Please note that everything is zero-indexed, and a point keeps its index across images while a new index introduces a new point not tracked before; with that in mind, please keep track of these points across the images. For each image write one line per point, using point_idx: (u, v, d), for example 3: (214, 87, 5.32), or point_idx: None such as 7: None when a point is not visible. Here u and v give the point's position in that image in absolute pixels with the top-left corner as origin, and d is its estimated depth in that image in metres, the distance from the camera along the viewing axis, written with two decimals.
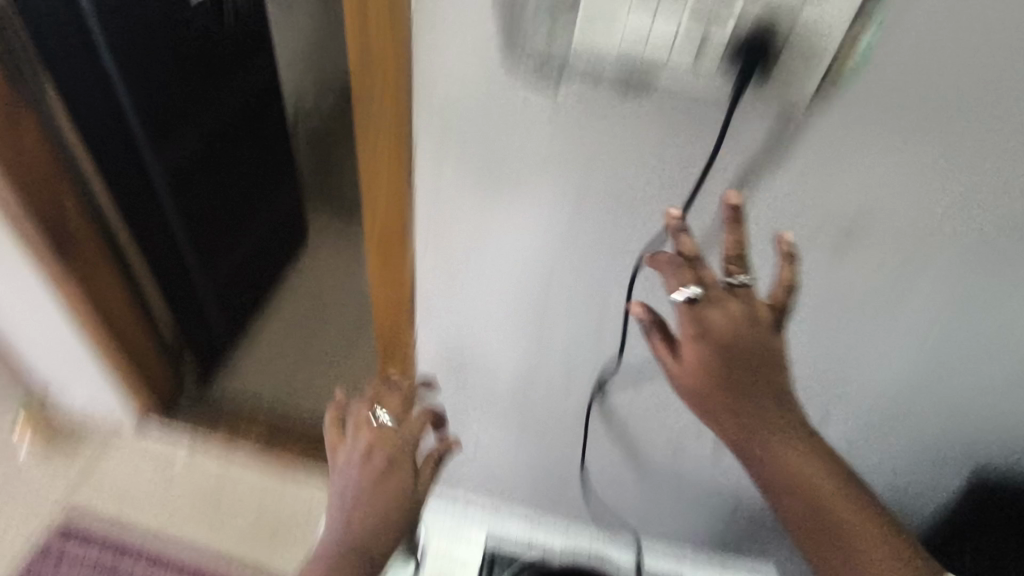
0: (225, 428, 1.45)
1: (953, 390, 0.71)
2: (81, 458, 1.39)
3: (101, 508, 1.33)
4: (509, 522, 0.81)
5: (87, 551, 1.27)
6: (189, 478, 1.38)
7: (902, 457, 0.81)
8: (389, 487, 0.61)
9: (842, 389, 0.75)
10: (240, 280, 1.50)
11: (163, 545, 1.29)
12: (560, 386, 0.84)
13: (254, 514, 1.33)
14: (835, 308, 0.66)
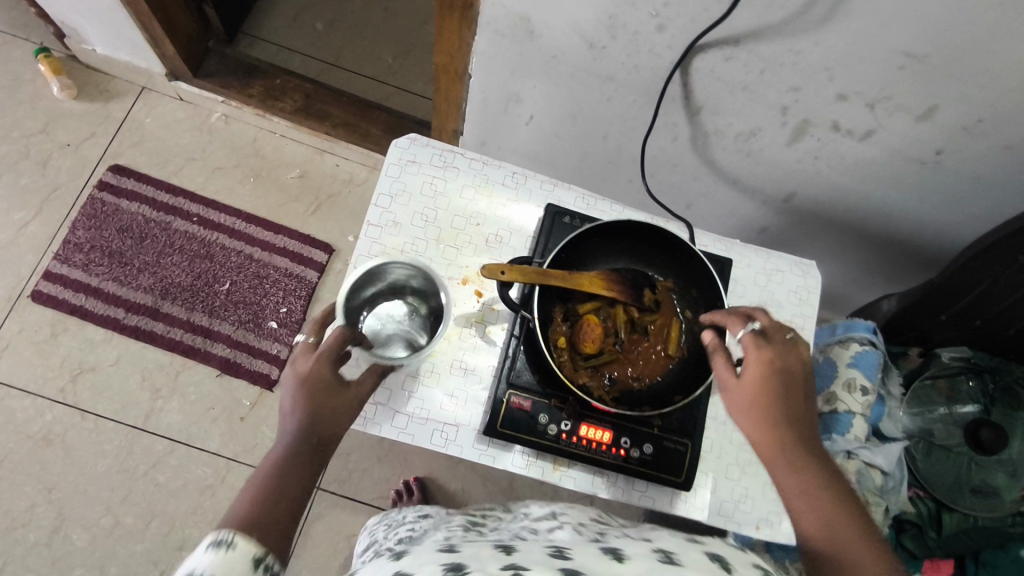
0: (258, 86, 1.46)
1: (932, 109, 0.79)
2: (125, 107, 1.49)
3: (152, 152, 1.47)
4: (533, 194, 0.87)
5: (145, 190, 1.44)
6: (230, 131, 1.50)
7: (880, 170, 0.92)
8: (316, 388, 0.63)
9: (836, 97, 0.82)
10: None
11: (213, 192, 1.47)
12: (581, 63, 0.91)
13: (297, 166, 1.50)
14: (858, 7, 0.68)
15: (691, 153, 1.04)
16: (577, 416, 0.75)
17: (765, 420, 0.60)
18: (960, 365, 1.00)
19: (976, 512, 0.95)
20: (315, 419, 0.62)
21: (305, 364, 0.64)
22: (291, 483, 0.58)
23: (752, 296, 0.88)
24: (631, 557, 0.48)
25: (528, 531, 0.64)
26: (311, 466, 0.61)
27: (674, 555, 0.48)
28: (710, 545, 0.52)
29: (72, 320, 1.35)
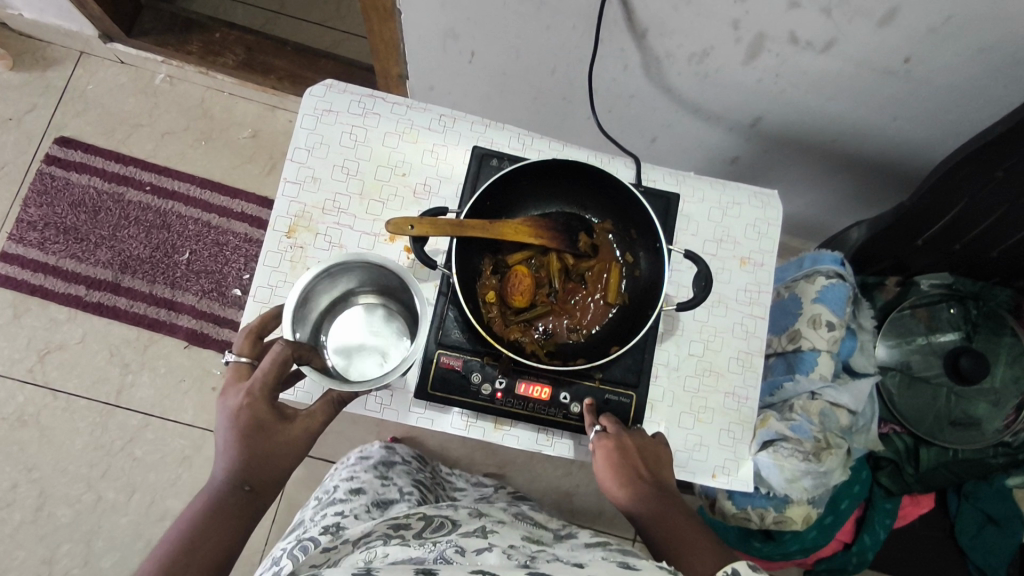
0: (198, 43, 1.38)
1: (894, 10, 0.70)
2: (65, 74, 1.42)
3: (98, 121, 1.41)
4: (461, 137, 0.80)
5: (93, 162, 1.39)
6: (176, 92, 1.43)
7: (846, 85, 0.84)
8: (252, 426, 0.58)
9: (789, 3, 0.73)
10: None
11: (164, 158, 1.41)
12: None
13: (248, 126, 1.43)
14: None
15: (644, 80, 0.96)
16: (511, 372, 0.70)
17: (632, 491, 0.63)
18: (941, 293, 0.94)
19: (958, 445, 0.91)
20: (244, 467, 0.58)
21: (233, 403, 0.59)
22: (213, 542, 0.55)
23: (706, 233, 0.81)
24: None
25: (457, 548, 0.66)
26: (240, 517, 0.57)
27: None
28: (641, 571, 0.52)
29: (34, 300, 1.33)
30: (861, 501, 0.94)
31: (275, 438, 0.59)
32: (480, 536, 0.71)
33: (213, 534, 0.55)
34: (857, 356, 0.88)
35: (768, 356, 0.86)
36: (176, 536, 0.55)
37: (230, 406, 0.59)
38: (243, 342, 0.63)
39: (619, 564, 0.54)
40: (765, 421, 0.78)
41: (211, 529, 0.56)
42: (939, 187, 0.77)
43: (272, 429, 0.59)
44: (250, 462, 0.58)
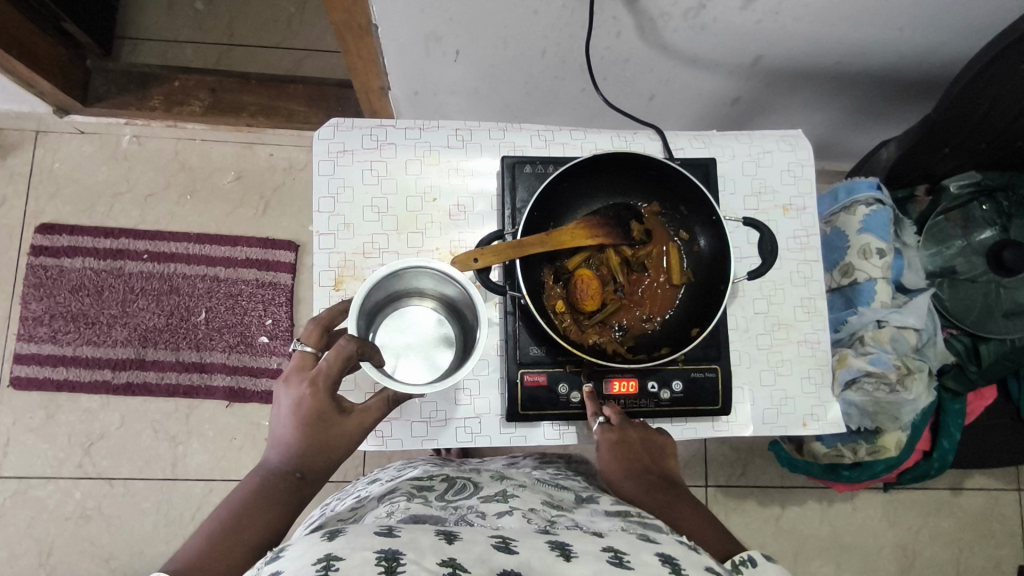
0: (158, 95, 1.31)
1: None
2: (26, 158, 1.35)
3: (75, 199, 1.35)
4: (483, 148, 0.78)
5: (82, 242, 1.33)
6: (147, 151, 1.37)
7: (850, 8, 0.82)
8: (314, 416, 0.58)
9: None
10: None
11: (154, 222, 1.36)
12: None
13: (230, 169, 1.38)
14: None
15: (640, 42, 0.93)
16: (594, 376, 0.71)
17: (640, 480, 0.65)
18: (969, 192, 0.95)
19: (1005, 335, 0.94)
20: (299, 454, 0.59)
21: (293, 391, 0.59)
22: (259, 522, 0.56)
23: (744, 188, 0.81)
24: (581, 553, 0.48)
25: (478, 512, 0.62)
26: (288, 499, 0.58)
27: (625, 554, 0.49)
28: (663, 546, 0.52)
29: (63, 395, 1.30)
30: (932, 409, 0.96)
31: (334, 430, 0.59)
32: (502, 500, 0.64)
33: (258, 515, 0.56)
34: (907, 273, 0.89)
35: (824, 293, 0.87)
36: (221, 514, 0.56)
37: (290, 393, 0.59)
38: (312, 332, 0.62)
39: (640, 536, 0.53)
40: (843, 360, 0.79)
41: (256, 511, 0.56)
42: (966, 93, 0.78)
43: (332, 420, 0.59)
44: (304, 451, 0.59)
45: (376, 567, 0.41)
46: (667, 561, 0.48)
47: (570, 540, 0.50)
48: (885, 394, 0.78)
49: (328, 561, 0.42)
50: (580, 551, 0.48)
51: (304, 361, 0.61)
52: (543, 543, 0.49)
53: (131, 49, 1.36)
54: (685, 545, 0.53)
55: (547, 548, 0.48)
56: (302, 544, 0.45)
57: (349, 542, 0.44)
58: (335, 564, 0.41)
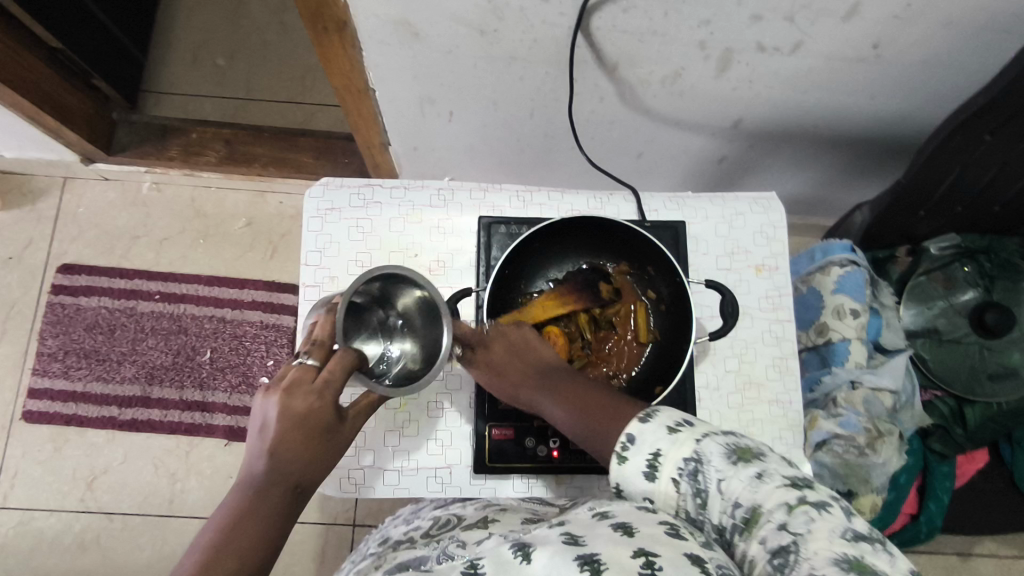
0: (177, 146, 1.39)
1: (856, 5, 0.71)
2: (54, 202, 1.43)
3: (95, 242, 1.42)
4: (463, 207, 0.82)
5: (99, 282, 1.40)
6: (165, 197, 1.45)
7: (821, 78, 0.85)
8: (315, 427, 0.55)
9: (752, 19, 0.74)
10: None
11: (167, 264, 1.43)
12: (477, 50, 0.85)
13: (241, 215, 1.45)
14: None
15: (622, 107, 0.97)
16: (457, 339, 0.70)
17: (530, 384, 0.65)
18: (951, 253, 0.96)
19: (998, 397, 0.93)
20: (297, 467, 0.54)
21: (296, 404, 0.54)
22: (257, 538, 0.52)
23: (717, 249, 0.83)
24: (538, 548, 0.46)
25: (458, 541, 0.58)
26: (284, 510, 0.54)
27: (579, 536, 0.47)
28: (616, 515, 0.49)
29: (70, 429, 1.34)
30: (919, 470, 0.96)
31: (332, 437, 0.56)
32: (483, 526, 0.61)
33: (254, 529, 0.52)
34: (886, 333, 0.90)
35: (800, 352, 0.88)
36: (211, 536, 0.51)
37: (293, 408, 0.54)
38: (315, 341, 0.58)
39: (595, 512, 0.51)
40: (814, 422, 0.80)
41: (246, 530, 0.52)
42: (931, 163, 0.80)
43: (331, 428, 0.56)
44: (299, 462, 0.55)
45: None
46: (617, 527, 0.46)
47: (530, 536, 0.49)
48: (855, 456, 0.79)
49: None
50: (538, 545, 0.47)
51: (302, 373, 0.56)
52: (506, 548, 0.47)
53: (156, 103, 1.46)
54: (639, 506, 0.50)
55: (509, 556, 0.46)
56: None
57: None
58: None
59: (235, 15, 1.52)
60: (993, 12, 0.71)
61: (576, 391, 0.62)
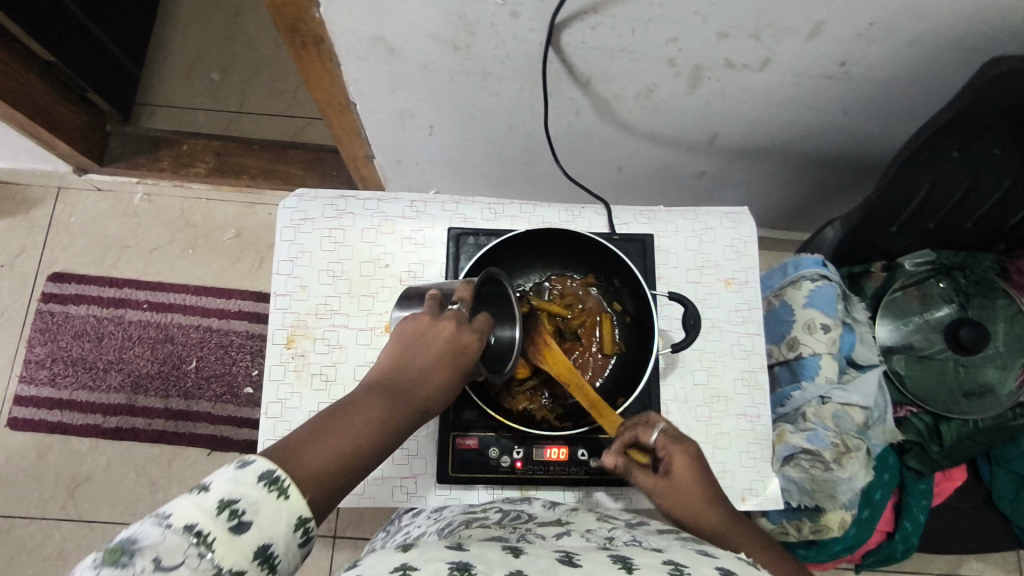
0: (168, 158, 1.42)
1: (819, 24, 0.72)
2: (47, 211, 1.45)
3: (86, 251, 1.44)
4: (435, 219, 0.83)
5: (88, 290, 1.42)
6: (156, 208, 1.47)
7: (791, 95, 0.86)
8: (459, 361, 0.58)
9: (717, 36, 0.75)
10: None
11: (156, 273, 1.44)
12: (452, 65, 0.87)
13: (230, 226, 1.47)
14: None
15: (598, 122, 0.98)
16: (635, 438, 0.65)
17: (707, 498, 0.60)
18: (926, 269, 0.97)
19: (973, 415, 0.93)
20: (415, 382, 0.56)
21: (433, 327, 0.59)
22: (366, 427, 0.51)
23: (687, 262, 0.84)
24: (641, 565, 0.48)
25: (536, 532, 0.60)
26: (395, 419, 0.53)
27: (684, 567, 0.48)
28: (720, 559, 0.51)
29: (55, 437, 1.35)
30: (895, 487, 0.95)
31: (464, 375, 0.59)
32: (558, 523, 0.62)
33: (365, 420, 0.51)
34: (859, 347, 0.90)
35: (772, 366, 0.88)
36: (341, 406, 0.52)
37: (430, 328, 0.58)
38: (462, 285, 0.63)
39: (697, 551, 0.52)
40: (781, 436, 0.80)
41: (367, 413, 0.52)
42: (898, 179, 0.80)
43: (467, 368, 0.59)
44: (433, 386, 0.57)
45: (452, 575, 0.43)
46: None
47: (628, 552, 0.50)
48: (822, 472, 0.79)
49: (404, 571, 0.43)
50: (640, 563, 0.48)
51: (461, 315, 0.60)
52: (607, 557, 0.49)
53: (150, 115, 1.48)
54: (742, 559, 0.51)
55: (610, 561, 0.48)
56: (373, 557, 0.46)
57: (422, 555, 0.45)
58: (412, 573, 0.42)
59: (230, 30, 1.55)
60: (954, 32, 0.72)
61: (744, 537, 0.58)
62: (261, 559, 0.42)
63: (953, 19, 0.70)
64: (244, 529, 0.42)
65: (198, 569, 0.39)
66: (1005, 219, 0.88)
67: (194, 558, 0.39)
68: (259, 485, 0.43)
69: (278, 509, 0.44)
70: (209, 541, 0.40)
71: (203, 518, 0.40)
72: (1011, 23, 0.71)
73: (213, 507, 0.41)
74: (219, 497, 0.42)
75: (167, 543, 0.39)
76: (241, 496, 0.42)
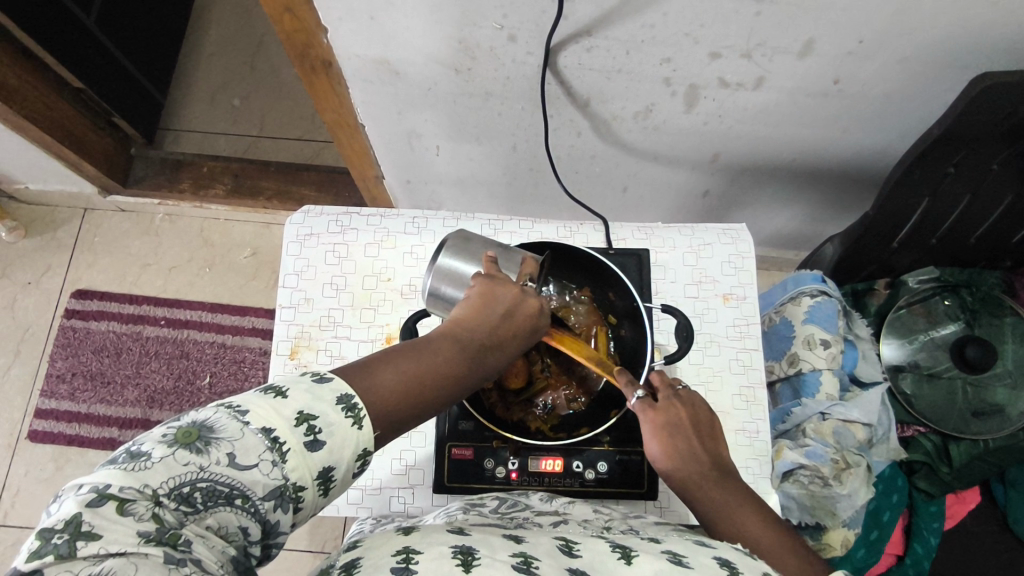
0: (188, 180, 1.47)
1: (809, 43, 0.74)
2: (73, 231, 1.51)
3: (108, 269, 1.49)
4: (437, 235, 0.85)
5: (110, 307, 1.47)
6: (176, 227, 1.52)
7: (787, 112, 0.87)
8: (527, 334, 0.60)
9: (710, 56, 0.77)
10: (140, 30, 1.39)
11: (174, 291, 1.48)
12: (455, 88, 0.90)
13: (247, 245, 1.51)
14: None
15: (600, 142, 1.00)
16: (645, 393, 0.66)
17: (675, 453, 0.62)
18: (930, 287, 0.96)
19: (984, 435, 0.92)
20: (488, 344, 0.57)
21: (509, 293, 0.60)
22: (432, 372, 0.52)
23: (684, 278, 0.84)
24: (641, 553, 0.48)
25: (534, 521, 0.62)
26: (462, 370, 0.54)
27: (682, 557, 0.49)
28: (719, 549, 0.51)
29: (71, 449, 1.38)
30: (904, 508, 0.93)
31: (526, 344, 0.60)
32: (555, 514, 0.64)
33: (435, 361, 0.53)
34: (862, 365, 0.89)
35: (772, 383, 0.87)
36: (418, 343, 0.54)
37: (509, 293, 0.59)
38: (530, 262, 0.67)
39: (696, 540, 0.53)
40: (779, 451, 0.79)
41: (440, 354, 0.53)
42: (896, 194, 0.80)
43: (530, 338, 0.60)
44: (500, 352, 0.58)
45: (453, 561, 0.44)
46: (724, 561, 0.47)
47: (629, 542, 0.51)
48: (821, 487, 0.78)
49: (407, 554, 0.44)
50: (640, 551, 0.49)
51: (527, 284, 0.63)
52: (606, 545, 0.50)
53: (173, 140, 1.54)
54: (743, 551, 0.51)
55: (609, 548, 0.49)
56: (378, 537, 0.49)
57: (423, 538, 0.47)
58: (414, 556, 0.44)
59: (252, 59, 1.62)
60: (944, 49, 0.73)
61: (719, 491, 0.60)
62: (323, 482, 0.44)
63: (941, 35, 0.71)
64: (316, 446, 0.43)
65: (269, 472, 0.41)
66: (1008, 235, 0.88)
67: (266, 463, 0.41)
68: (338, 409, 0.45)
69: (349, 434, 0.45)
70: (281, 449, 0.42)
71: (281, 424, 0.42)
72: (1001, 40, 0.72)
73: (291, 417, 0.43)
74: (297, 408, 0.43)
75: (243, 438, 0.41)
76: (320, 413, 0.44)
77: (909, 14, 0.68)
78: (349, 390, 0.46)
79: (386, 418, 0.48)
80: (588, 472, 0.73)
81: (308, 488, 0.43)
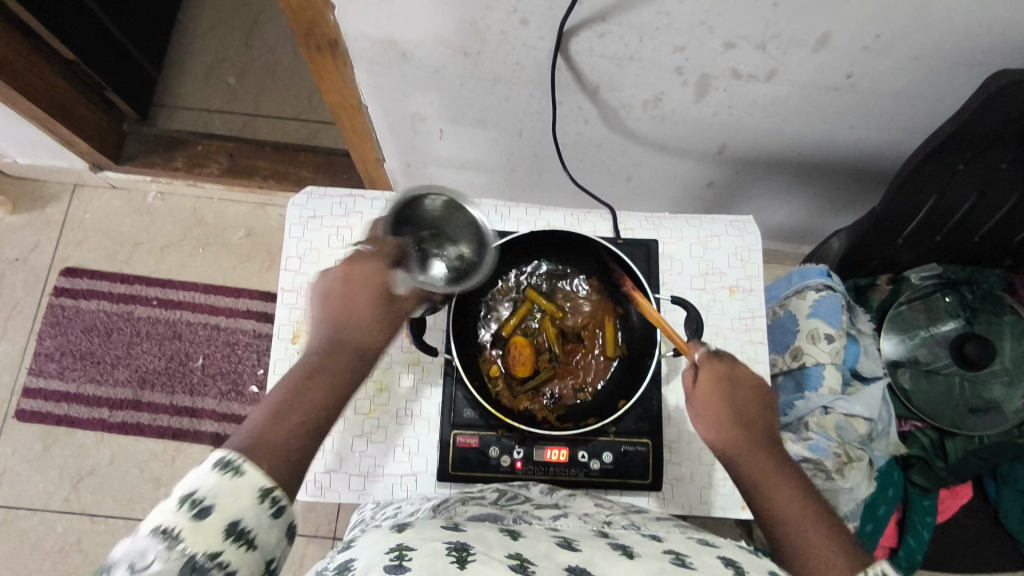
0: (182, 158, 1.44)
1: (825, 36, 0.73)
2: (62, 208, 1.48)
3: (99, 248, 1.46)
4: None
5: (100, 286, 1.44)
6: (169, 206, 1.49)
7: (797, 105, 0.87)
8: (379, 301, 0.62)
9: (724, 47, 0.76)
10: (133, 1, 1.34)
11: (166, 271, 1.46)
12: (463, 71, 0.88)
13: (242, 226, 1.48)
14: None
15: (606, 130, 0.99)
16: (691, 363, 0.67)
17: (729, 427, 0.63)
18: (932, 284, 0.97)
19: (979, 431, 0.93)
20: (347, 328, 0.61)
21: (340, 272, 0.63)
22: (333, 392, 0.57)
23: (691, 270, 0.84)
24: (643, 554, 0.48)
25: (533, 514, 0.61)
26: (335, 382, 0.58)
27: (686, 557, 0.49)
28: (723, 550, 0.51)
29: (61, 430, 1.36)
30: (899, 502, 0.95)
31: (388, 311, 0.63)
32: (555, 507, 0.64)
33: (309, 389, 0.56)
34: (863, 360, 0.89)
35: (775, 376, 0.87)
36: (284, 382, 0.57)
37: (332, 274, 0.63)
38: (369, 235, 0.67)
39: (699, 541, 0.53)
40: (783, 444, 0.79)
41: (308, 383, 0.57)
42: (904, 191, 0.80)
43: (389, 307, 0.63)
44: (360, 329, 0.62)
45: (447, 558, 0.43)
46: (729, 561, 0.47)
47: (630, 542, 0.51)
48: (823, 480, 0.79)
49: (401, 552, 0.43)
50: (642, 552, 0.49)
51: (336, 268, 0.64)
52: (607, 545, 0.50)
53: (166, 116, 1.51)
54: (747, 549, 0.52)
55: (611, 549, 0.49)
56: (370, 537, 0.48)
57: (417, 535, 0.47)
58: (408, 553, 0.43)
59: (248, 35, 1.58)
60: (959, 46, 0.73)
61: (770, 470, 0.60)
62: (234, 536, 0.45)
63: (957, 32, 0.71)
64: (204, 513, 0.45)
65: (172, 556, 0.43)
66: (1012, 234, 0.88)
67: (162, 552, 0.43)
68: (217, 474, 0.47)
69: (236, 488, 0.47)
70: (175, 533, 0.44)
71: (166, 517, 0.45)
72: (1016, 38, 0.71)
73: (175, 506, 0.45)
74: (180, 497, 0.46)
75: (143, 548, 0.43)
76: (199, 487, 0.46)
77: (927, 10, 0.68)
78: (225, 454, 0.49)
79: (287, 467, 0.51)
80: (593, 462, 0.72)
81: (224, 549, 0.45)
